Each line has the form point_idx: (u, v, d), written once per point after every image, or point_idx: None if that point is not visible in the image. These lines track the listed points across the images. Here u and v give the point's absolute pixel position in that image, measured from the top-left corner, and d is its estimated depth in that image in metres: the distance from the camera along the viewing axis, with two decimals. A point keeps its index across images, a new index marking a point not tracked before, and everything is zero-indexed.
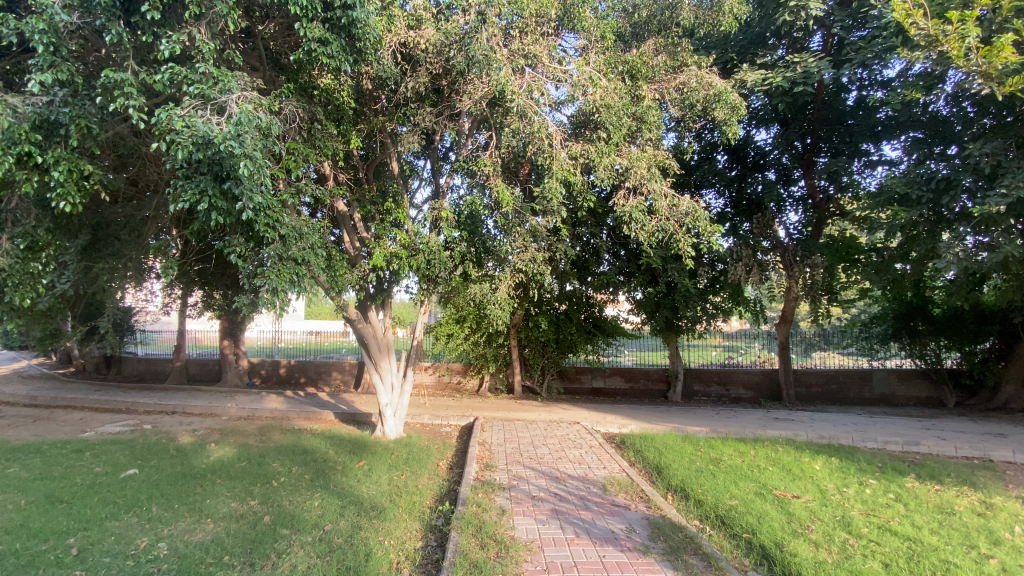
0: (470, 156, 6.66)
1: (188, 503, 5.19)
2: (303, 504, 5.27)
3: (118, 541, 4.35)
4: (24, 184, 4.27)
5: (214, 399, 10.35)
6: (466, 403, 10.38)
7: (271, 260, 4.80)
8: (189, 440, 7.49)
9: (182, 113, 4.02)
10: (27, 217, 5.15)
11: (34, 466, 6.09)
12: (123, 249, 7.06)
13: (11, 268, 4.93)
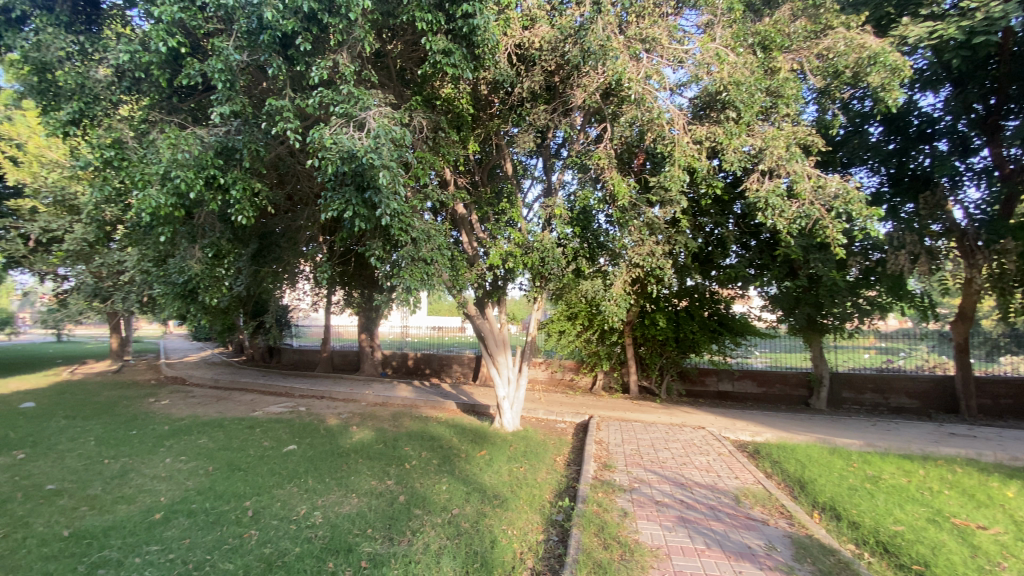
0: (583, 151, 6.56)
1: (337, 478, 5.84)
2: (432, 487, 5.65)
3: (284, 506, 5.03)
4: (211, 202, 5.11)
5: (354, 387, 11.57)
6: (581, 401, 10.32)
7: (405, 261, 5.20)
8: (335, 422, 8.45)
9: (331, 131, 4.50)
10: (213, 230, 6.11)
11: (218, 439, 7.29)
12: (282, 255, 8.15)
13: (203, 273, 5.95)
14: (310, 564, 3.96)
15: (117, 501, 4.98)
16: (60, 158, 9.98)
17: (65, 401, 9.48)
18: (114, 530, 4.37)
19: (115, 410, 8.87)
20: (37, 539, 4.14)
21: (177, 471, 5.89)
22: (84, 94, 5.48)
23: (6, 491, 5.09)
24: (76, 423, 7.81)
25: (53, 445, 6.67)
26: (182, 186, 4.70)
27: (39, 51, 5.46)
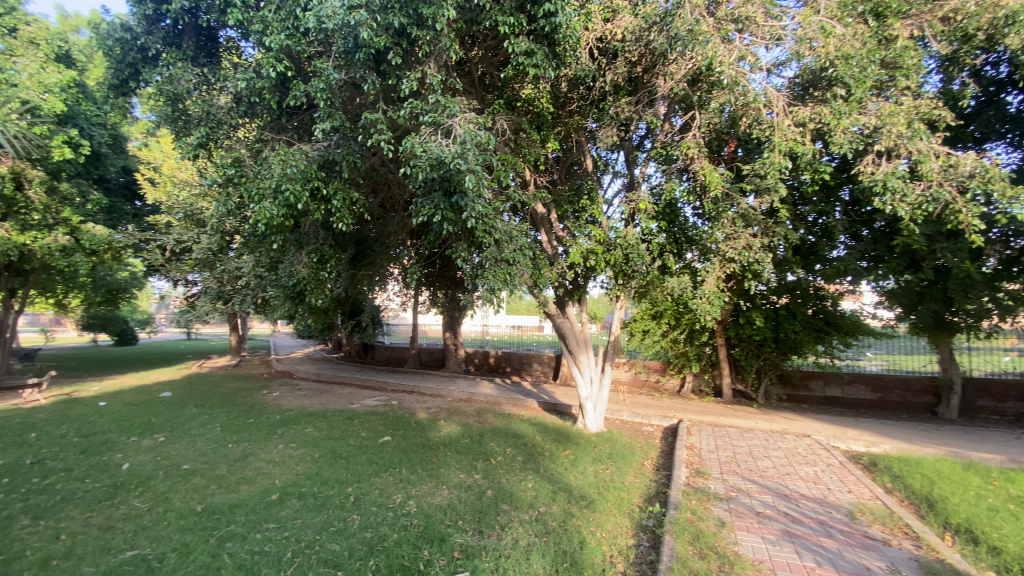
0: (668, 142, 6.32)
1: (428, 469, 6.11)
2: (519, 483, 5.73)
3: (381, 494, 5.35)
4: (315, 212, 5.56)
5: (441, 383, 12.05)
6: (668, 403, 9.94)
7: (489, 262, 5.32)
8: (424, 416, 8.85)
9: (421, 139, 4.71)
10: (315, 237, 6.65)
11: (321, 428, 7.91)
12: (375, 258, 8.68)
13: (309, 277, 6.51)
14: (408, 550, 4.17)
15: (239, 481, 5.54)
16: (189, 178, 11.35)
17: (196, 392, 10.78)
18: (238, 507, 4.85)
19: (236, 400, 9.95)
20: (176, 511, 4.70)
21: (288, 457, 6.46)
22: (209, 119, 6.18)
23: (153, 468, 5.85)
24: (205, 411, 8.84)
25: (187, 430, 7.59)
26: (291, 198, 5.15)
27: (173, 84, 6.23)
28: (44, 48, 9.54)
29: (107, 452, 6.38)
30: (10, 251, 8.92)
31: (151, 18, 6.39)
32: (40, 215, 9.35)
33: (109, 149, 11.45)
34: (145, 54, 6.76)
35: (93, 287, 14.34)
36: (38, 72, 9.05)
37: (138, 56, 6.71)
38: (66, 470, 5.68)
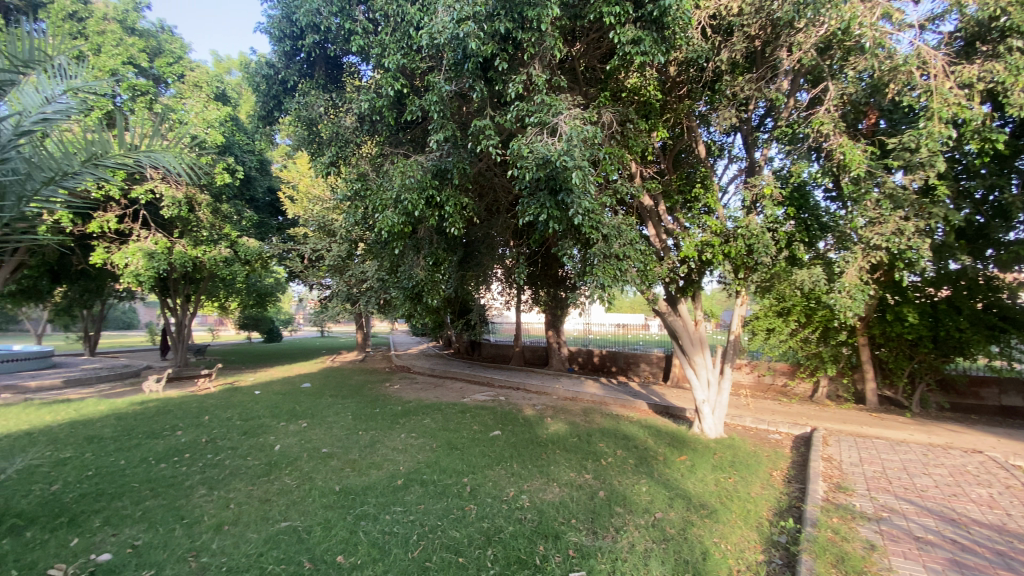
0: (795, 120, 5.76)
1: (539, 466, 6.20)
2: (632, 486, 5.57)
3: (495, 486, 5.54)
4: (430, 218, 5.91)
5: (547, 381, 12.16)
6: (798, 410, 9.02)
7: (597, 259, 5.24)
8: (532, 412, 9.00)
9: (527, 140, 4.77)
10: (429, 242, 7.08)
11: (437, 420, 8.40)
12: (482, 260, 9.02)
13: (425, 279, 6.94)
14: (523, 544, 4.26)
15: (370, 465, 6.07)
16: (320, 193, 12.70)
17: (330, 383, 12.06)
18: (368, 490, 5.30)
19: (362, 392, 10.95)
20: (319, 490, 5.27)
21: (409, 446, 6.96)
22: (338, 139, 6.87)
23: (298, 450, 6.64)
24: (338, 401, 9.87)
25: (325, 417, 8.52)
26: (409, 206, 5.53)
27: (309, 110, 7.02)
28: (207, 90, 11.22)
29: (262, 434, 7.37)
30: (188, 262, 10.70)
31: (289, 53, 7.24)
32: (208, 232, 11.08)
33: (257, 172, 13.21)
34: (285, 86, 7.69)
35: (247, 292, 16.70)
36: (204, 111, 10.69)
37: (279, 88, 7.66)
38: (233, 448, 6.67)
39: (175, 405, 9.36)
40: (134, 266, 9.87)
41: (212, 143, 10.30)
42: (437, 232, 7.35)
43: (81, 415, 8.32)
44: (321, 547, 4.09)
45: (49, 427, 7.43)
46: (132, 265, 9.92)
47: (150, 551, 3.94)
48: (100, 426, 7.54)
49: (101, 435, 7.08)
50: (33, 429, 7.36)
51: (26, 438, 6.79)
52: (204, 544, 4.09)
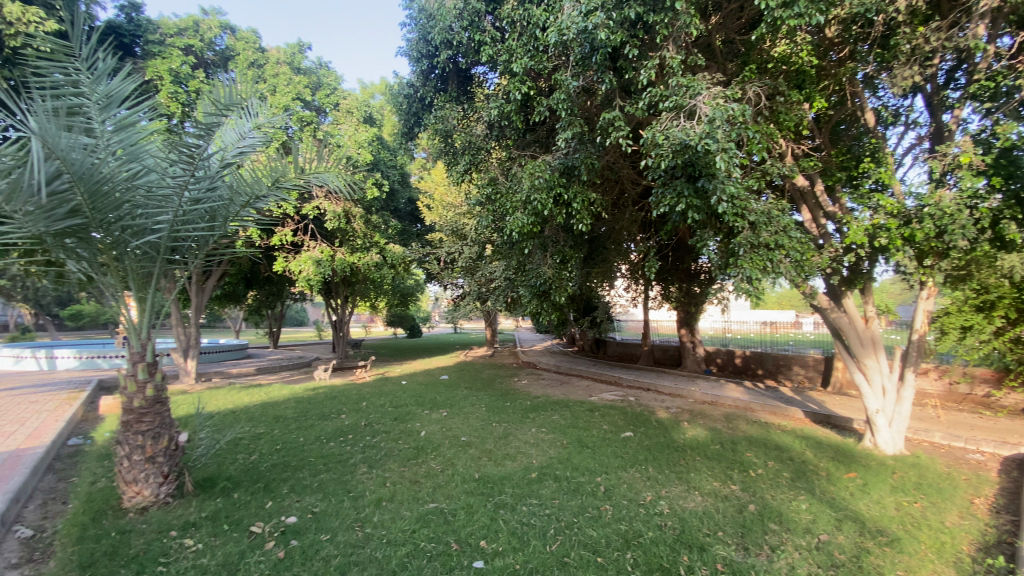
0: (1004, 69, 4.67)
1: (677, 472, 5.86)
2: (788, 502, 4.99)
3: (630, 489, 5.37)
4: (559, 217, 5.93)
5: (680, 382, 11.51)
6: (1008, 426, 7.33)
7: (743, 249, 4.80)
8: (666, 415, 8.57)
9: (663, 126, 4.55)
10: (557, 239, 7.19)
11: (567, 417, 8.43)
12: (609, 255, 8.84)
13: (552, 276, 7.01)
14: (665, 551, 4.06)
15: (505, 457, 6.29)
16: (454, 200, 13.53)
17: (465, 376, 12.85)
18: (505, 480, 5.49)
19: (494, 386, 11.43)
20: (460, 476, 5.60)
21: (542, 440, 7.08)
22: (470, 147, 7.27)
23: (441, 437, 7.15)
24: (473, 393, 10.44)
25: (462, 408, 9.08)
26: (539, 206, 5.62)
27: (445, 122, 7.52)
28: (357, 114, 12.61)
29: (410, 421, 8.09)
30: (346, 268, 12.18)
31: (426, 72, 7.82)
32: (361, 240, 12.48)
33: (399, 185, 14.53)
34: (423, 102, 8.32)
35: (393, 293, 18.49)
36: (356, 134, 12.05)
37: (418, 105, 8.33)
38: (386, 432, 7.42)
39: (338, 392, 10.71)
40: (305, 272, 11.54)
41: (362, 161, 11.56)
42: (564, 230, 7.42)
43: (270, 398, 9.95)
44: (466, 530, 4.32)
45: (248, 407, 8.99)
46: (304, 272, 11.57)
47: (325, 518, 4.52)
48: (284, 408, 8.91)
49: (284, 415, 8.38)
50: (238, 408, 8.99)
51: (233, 414, 8.30)
52: (366, 517, 4.57)
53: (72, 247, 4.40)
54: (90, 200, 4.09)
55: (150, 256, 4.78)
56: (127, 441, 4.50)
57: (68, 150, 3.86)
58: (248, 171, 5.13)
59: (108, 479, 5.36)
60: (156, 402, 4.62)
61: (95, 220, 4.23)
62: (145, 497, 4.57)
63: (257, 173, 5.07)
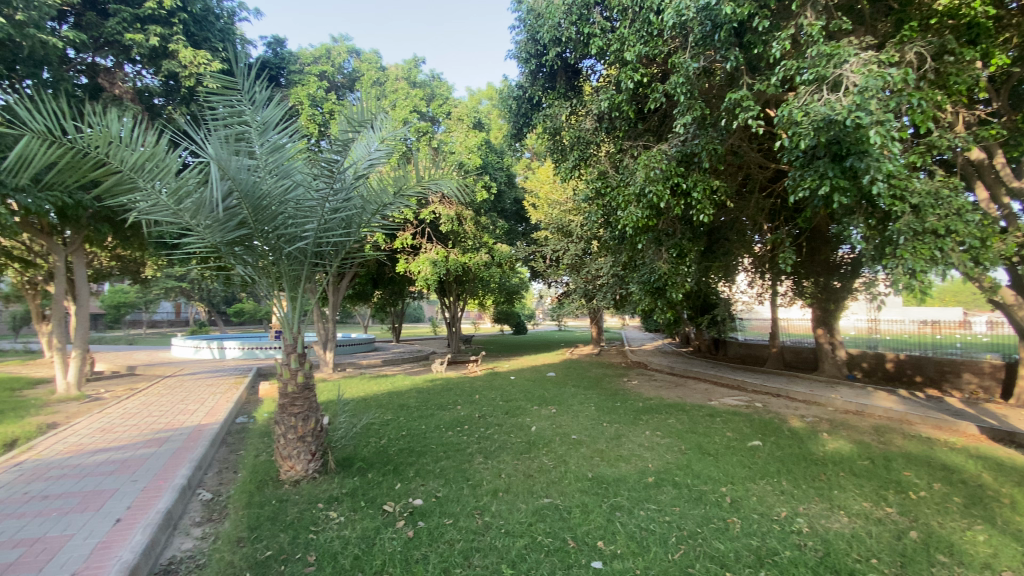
0: None
1: (816, 487, 5.26)
2: (962, 532, 4.23)
3: (761, 502, 4.93)
4: (677, 208, 5.65)
5: (816, 388, 10.34)
6: None
7: (903, 236, 4.28)
8: (800, 424, 7.74)
9: (801, 102, 4.29)
10: (675, 232, 7.00)
11: (685, 421, 8.00)
12: (732, 248, 8.46)
13: (669, 272, 6.73)
14: (806, 573, 3.66)
15: (619, 458, 6.13)
16: (560, 197, 13.53)
17: (573, 374, 12.81)
18: (621, 482, 5.35)
19: (604, 385, 11.26)
20: (574, 474, 5.57)
21: (657, 444, 6.79)
22: (579, 143, 7.23)
23: (552, 434, 7.19)
24: (582, 392, 10.36)
25: (571, 405, 9.05)
26: (654, 199, 5.45)
27: (554, 120, 7.55)
28: (467, 121, 13.17)
29: (521, 415, 8.26)
30: (459, 267, 12.79)
31: (534, 72, 7.92)
32: (472, 241, 13.02)
33: (506, 186, 14.90)
34: (533, 103, 8.44)
35: (500, 292, 19.02)
36: (466, 139, 12.60)
37: (527, 106, 8.46)
38: (499, 425, 7.64)
39: (453, 384, 11.30)
40: (422, 272, 12.36)
41: (472, 164, 12.03)
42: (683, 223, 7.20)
43: (394, 388, 10.81)
44: (582, 529, 4.27)
45: (376, 395, 9.84)
46: (423, 272, 12.37)
47: (447, 503, 4.77)
48: (406, 397, 9.62)
49: (407, 404, 9.04)
50: (368, 395, 9.89)
51: (364, 401, 9.15)
52: (485, 505, 4.73)
53: (241, 253, 5.18)
54: (253, 214, 4.76)
55: (299, 261, 5.41)
56: (283, 421, 5.15)
57: (236, 171, 4.54)
58: (376, 182, 5.51)
59: (268, 453, 6.20)
60: (304, 388, 5.22)
61: (257, 231, 4.91)
62: (298, 471, 5.19)
63: (384, 183, 5.48)
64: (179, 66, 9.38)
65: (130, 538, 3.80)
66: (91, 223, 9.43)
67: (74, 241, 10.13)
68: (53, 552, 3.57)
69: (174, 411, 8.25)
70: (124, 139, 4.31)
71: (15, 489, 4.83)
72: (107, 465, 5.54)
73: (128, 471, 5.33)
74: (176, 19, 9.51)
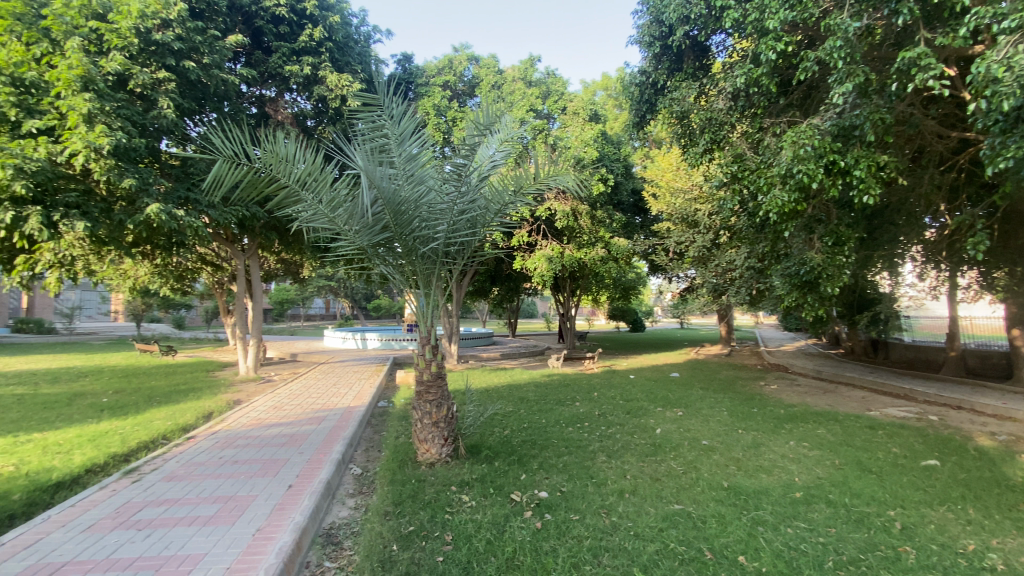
0: None
1: (1017, 521, 4.31)
2: None
3: (940, 532, 4.17)
4: (834, 188, 5.24)
5: (1014, 401, 8.48)
6: None
7: None
8: (992, 444, 6.40)
9: (1002, 56, 3.78)
10: (829, 217, 6.41)
11: (837, 433, 7.06)
12: (897, 233, 7.56)
13: (824, 262, 6.06)
14: None
15: (758, 469, 5.61)
16: (684, 184, 12.85)
17: (699, 375, 12.03)
18: (762, 494, 4.88)
19: (735, 388, 10.42)
20: (706, 481, 5.21)
21: (804, 456, 6.08)
22: (711, 125, 6.84)
23: (679, 437, 6.83)
24: (710, 394, 9.69)
25: (699, 409, 8.51)
26: (805, 178, 5.19)
27: (681, 104, 7.16)
28: (583, 114, 13.04)
29: (644, 416, 7.96)
30: (575, 263, 12.77)
31: (659, 55, 7.62)
32: (588, 236, 12.90)
33: (623, 177, 14.49)
34: (656, 88, 8.08)
35: (616, 287, 18.55)
36: (582, 133, 12.52)
37: (651, 91, 8.14)
38: (622, 425, 7.45)
39: (571, 380, 11.32)
40: (539, 269, 12.56)
41: (589, 158, 11.90)
42: (840, 207, 6.50)
43: (514, 381, 11.14)
44: (720, 541, 3.97)
45: (497, 387, 10.21)
46: (538, 268, 12.58)
47: (573, 498, 4.76)
48: (526, 391, 9.83)
49: (528, 397, 9.24)
50: (491, 387, 10.30)
51: (487, 392, 9.55)
52: (611, 505, 4.63)
53: (384, 255, 5.69)
54: (394, 218, 5.20)
55: (432, 260, 5.81)
56: (420, 407, 5.56)
57: (378, 179, 4.99)
58: (498, 183, 5.69)
59: (405, 436, 6.75)
60: (437, 377, 5.58)
61: (397, 234, 5.35)
62: (433, 454, 5.57)
63: (505, 183, 5.64)
64: (327, 89, 10.59)
65: (300, 502, 4.39)
66: (262, 231, 11.10)
67: (250, 247, 11.98)
68: (243, 509, 4.24)
69: (328, 394, 9.38)
70: (290, 157, 4.97)
71: (215, 454, 5.86)
72: (279, 438, 6.49)
73: (296, 444, 6.18)
74: (323, 49, 10.77)
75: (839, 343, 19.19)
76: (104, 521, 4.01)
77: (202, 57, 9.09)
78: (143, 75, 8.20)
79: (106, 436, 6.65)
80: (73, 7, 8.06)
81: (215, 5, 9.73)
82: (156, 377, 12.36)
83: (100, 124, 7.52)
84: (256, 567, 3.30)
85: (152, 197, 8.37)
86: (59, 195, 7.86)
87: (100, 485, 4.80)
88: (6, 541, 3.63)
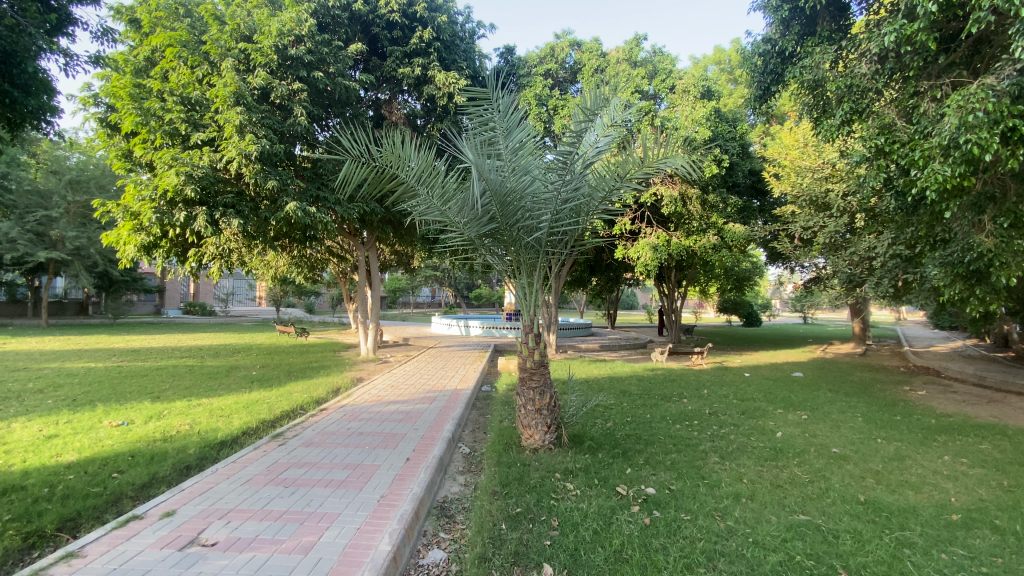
0: None
1: None
2: None
3: None
4: (1013, 159, 4.46)
5: None
6: None
7: None
8: None
9: None
10: (1007, 194, 5.37)
11: (1007, 450, 5.95)
12: None
13: (998, 247, 5.15)
14: None
15: (903, 485, 4.91)
16: (813, 162, 11.62)
17: (826, 376, 10.82)
18: (909, 513, 4.28)
19: (871, 392, 9.25)
20: (839, 493, 4.69)
21: (962, 474, 5.21)
22: (852, 92, 6.00)
23: (804, 443, 6.22)
24: (841, 397, 8.69)
25: (828, 413, 7.65)
26: (975, 149, 4.45)
27: (814, 72, 6.44)
28: (694, 92, 12.24)
29: (762, 418, 7.36)
30: (683, 251, 12.17)
31: (788, 17, 6.93)
32: (698, 222, 12.18)
33: (739, 158, 13.37)
34: (784, 55, 7.34)
35: (728, 277, 17.36)
36: (692, 112, 11.88)
37: (778, 60, 7.40)
38: (735, 425, 6.96)
39: (677, 375, 10.82)
40: (643, 258, 12.16)
41: (701, 138, 11.18)
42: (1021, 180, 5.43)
43: (616, 373, 10.92)
44: (857, 559, 3.56)
45: (598, 378, 10.08)
46: (642, 258, 12.17)
47: (683, 498, 4.56)
48: (629, 384, 9.60)
49: (630, 390, 9.01)
50: (593, 378, 10.21)
51: (588, 383, 9.50)
52: (727, 508, 4.36)
53: (490, 245, 5.83)
54: (500, 210, 5.28)
55: (536, 250, 5.86)
56: (524, 393, 5.66)
57: (487, 172, 5.10)
58: (603, 169, 5.54)
59: (509, 420, 6.95)
60: (540, 364, 5.63)
61: (503, 225, 5.42)
62: (536, 440, 5.66)
63: (610, 169, 5.47)
64: (436, 88, 11.07)
65: (416, 475, 4.73)
66: (380, 225, 12.03)
67: (370, 240, 13.06)
68: (369, 476, 4.68)
69: (437, 377, 9.96)
70: (406, 155, 5.29)
71: (343, 425, 6.52)
72: (397, 414, 7.06)
73: (411, 421, 6.66)
74: (432, 48, 11.26)
75: (1010, 345, 16.15)
76: (259, 477, 4.65)
77: (329, 66, 9.98)
78: (281, 88, 9.25)
79: (257, 404, 7.71)
80: (226, 32, 9.29)
81: (338, 17, 10.66)
82: (292, 355, 14.02)
83: (249, 133, 8.62)
84: (381, 530, 3.62)
85: (290, 196, 9.45)
86: (219, 197, 9.22)
87: (254, 446, 5.58)
88: (188, 487, 4.38)
